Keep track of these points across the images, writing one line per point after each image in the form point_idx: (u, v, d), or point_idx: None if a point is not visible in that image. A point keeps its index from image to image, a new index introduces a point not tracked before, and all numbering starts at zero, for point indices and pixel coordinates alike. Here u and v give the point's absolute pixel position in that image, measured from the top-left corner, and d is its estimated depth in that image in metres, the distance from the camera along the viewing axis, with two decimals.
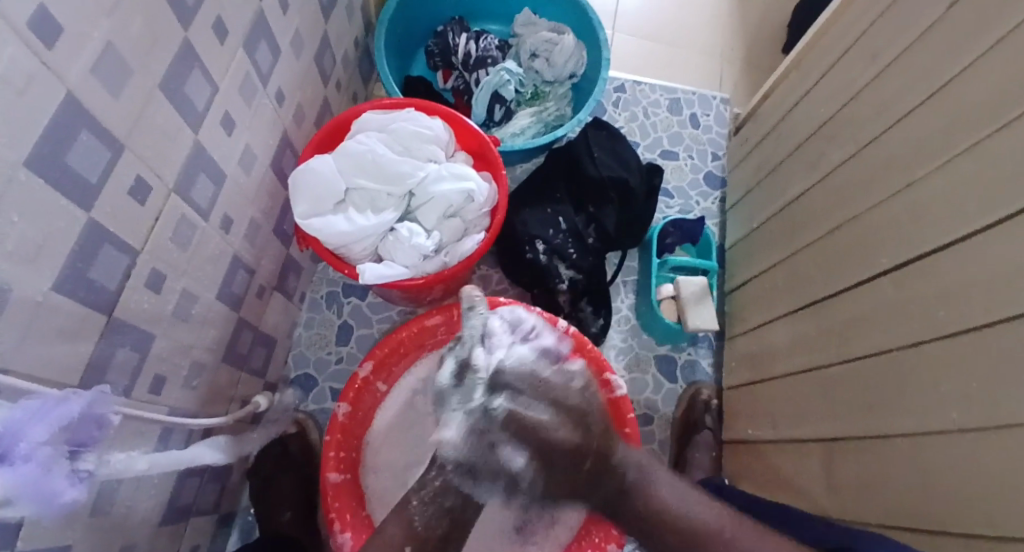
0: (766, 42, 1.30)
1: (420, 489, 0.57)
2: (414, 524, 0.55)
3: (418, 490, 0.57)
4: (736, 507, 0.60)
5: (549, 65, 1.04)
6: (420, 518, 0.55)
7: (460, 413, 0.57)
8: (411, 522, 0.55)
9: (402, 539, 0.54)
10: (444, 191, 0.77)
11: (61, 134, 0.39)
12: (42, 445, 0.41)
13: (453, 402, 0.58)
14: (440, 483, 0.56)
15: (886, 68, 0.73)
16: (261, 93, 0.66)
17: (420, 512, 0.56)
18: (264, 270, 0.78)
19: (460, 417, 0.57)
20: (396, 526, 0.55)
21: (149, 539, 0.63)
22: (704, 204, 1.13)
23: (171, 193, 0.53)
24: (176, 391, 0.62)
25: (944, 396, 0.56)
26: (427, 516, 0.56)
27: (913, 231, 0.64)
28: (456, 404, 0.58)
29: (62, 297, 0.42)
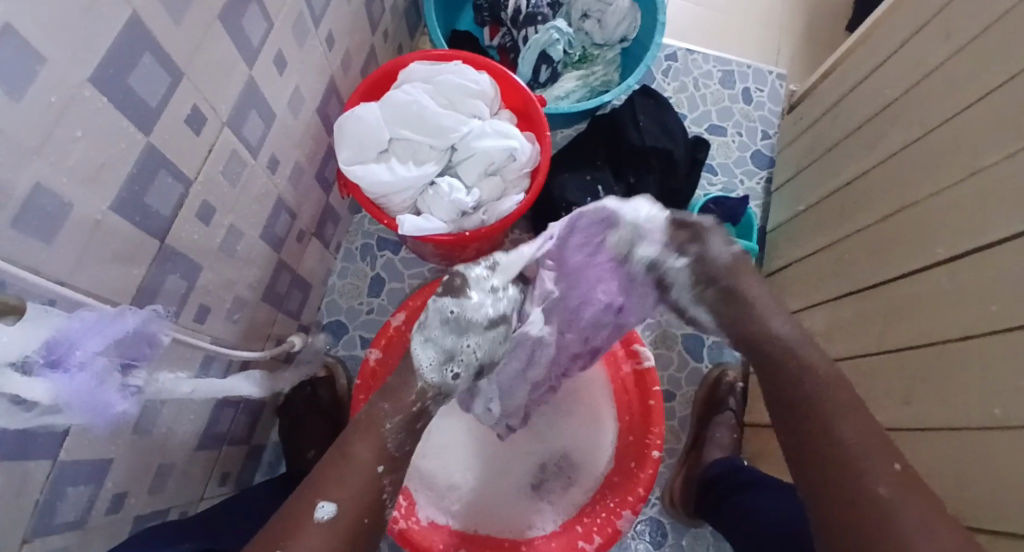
0: (830, 17, 1.24)
1: (397, 413, 0.60)
2: (386, 446, 0.57)
3: (394, 410, 0.60)
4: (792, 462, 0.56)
5: (601, 27, 1.01)
6: (393, 440, 0.58)
7: (474, 346, 0.69)
8: (386, 443, 0.57)
9: (376, 460, 0.56)
10: (487, 148, 0.76)
11: (125, 56, 0.39)
12: (95, 355, 0.44)
13: (472, 336, 0.68)
14: (420, 410, 0.62)
15: (961, 49, 0.69)
16: (312, 36, 0.66)
17: (393, 435, 0.58)
18: (304, 215, 0.79)
19: (473, 349, 0.69)
20: (367, 444, 0.56)
21: (185, 461, 0.66)
22: (748, 183, 1.10)
23: (224, 127, 0.54)
24: (219, 322, 0.64)
25: (991, 391, 0.55)
26: (399, 438, 0.59)
27: (975, 221, 0.61)
28: (476, 338, 0.69)
29: (119, 219, 0.44)
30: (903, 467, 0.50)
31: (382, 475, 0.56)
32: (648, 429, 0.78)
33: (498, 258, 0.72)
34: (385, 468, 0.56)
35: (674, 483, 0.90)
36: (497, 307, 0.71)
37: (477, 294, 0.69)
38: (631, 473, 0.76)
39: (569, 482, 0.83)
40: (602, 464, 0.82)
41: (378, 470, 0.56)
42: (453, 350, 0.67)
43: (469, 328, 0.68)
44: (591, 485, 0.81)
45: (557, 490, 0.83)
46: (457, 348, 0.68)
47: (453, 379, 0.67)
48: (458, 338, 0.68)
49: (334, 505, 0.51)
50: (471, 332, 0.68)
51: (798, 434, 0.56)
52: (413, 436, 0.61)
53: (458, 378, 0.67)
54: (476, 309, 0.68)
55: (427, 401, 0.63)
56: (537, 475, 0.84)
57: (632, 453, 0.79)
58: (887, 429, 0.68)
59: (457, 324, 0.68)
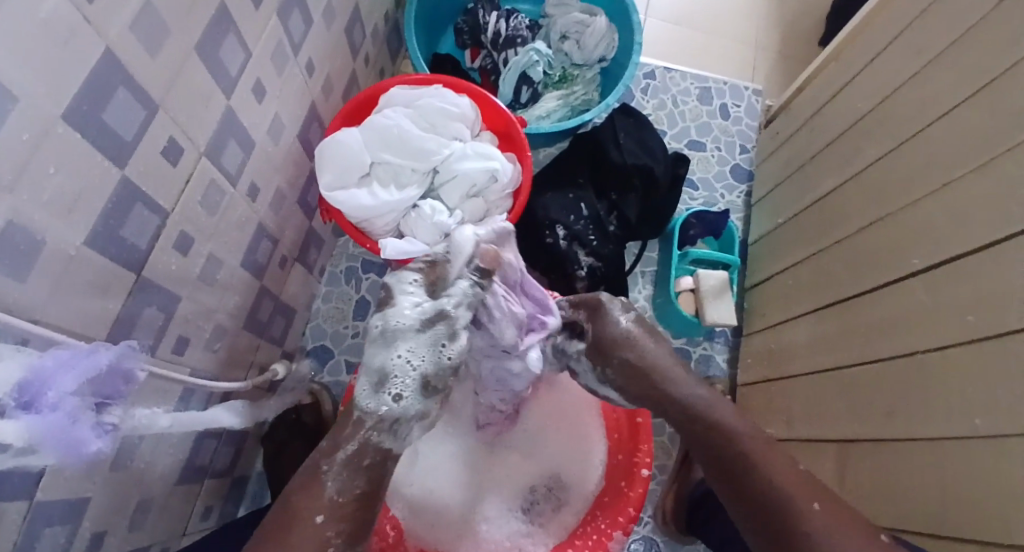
0: (804, 33, 1.27)
1: (337, 449, 0.51)
2: (328, 492, 0.50)
3: (329, 453, 0.51)
4: (736, 520, 0.56)
5: (579, 47, 1.03)
6: (334, 483, 0.50)
7: (407, 357, 0.52)
8: (325, 489, 0.49)
9: (314, 508, 0.48)
10: (468, 169, 0.77)
11: (99, 90, 0.39)
12: (67, 395, 0.41)
13: (402, 345, 0.52)
14: (359, 446, 0.51)
15: (929, 65, 0.71)
16: (292, 63, 0.66)
17: (333, 475, 0.50)
18: (286, 241, 0.78)
19: (404, 361, 0.52)
20: (313, 494, 0.49)
21: (165, 496, 0.64)
22: (729, 197, 1.12)
23: (202, 156, 0.53)
24: (198, 352, 0.63)
25: (972, 399, 0.56)
26: (341, 479, 0.50)
27: (951, 232, 0.62)
28: (407, 346, 0.52)
29: (94, 253, 0.43)
30: (824, 504, 0.51)
31: (324, 525, 0.48)
32: (637, 447, 0.77)
33: (442, 254, 0.58)
34: (326, 517, 0.48)
35: (664, 502, 0.88)
36: (431, 303, 0.54)
37: (408, 294, 0.54)
38: (621, 493, 0.75)
39: (560, 503, 0.82)
40: (591, 484, 0.82)
41: (318, 520, 0.48)
42: (384, 369, 0.52)
43: (395, 334, 0.52)
44: (581, 505, 0.80)
45: (547, 512, 0.82)
46: (387, 366, 0.52)
47: (394, 403, 0.52)
48: (385, 350, 0.52)
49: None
50: (399, 340, 0.52)
51: (734, 493, 0.56)
52: (363, 473, 0.51)
53: (402, 401, 0.52)
54: (401, 312, 0.52)
55: (368, 433, 0.52)
56: (528, 497, 0.83)
57: (621, 473, 0.78)
58: (870, 440, 0.68)
59: (380, 336, 0.52)
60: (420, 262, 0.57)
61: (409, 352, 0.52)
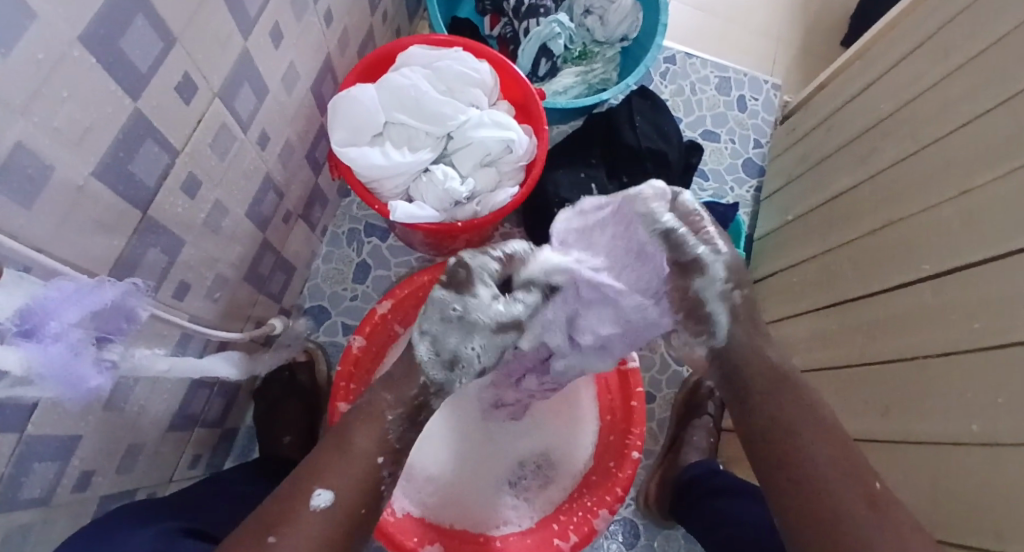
0: (827, 31, 1.25)
1: (396, 405, 0.56)
2: (386, 434, 0.55)
3: (393, 403, 0.56)
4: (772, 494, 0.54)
5: (602, 24, 1.01)
6: (394, 430, 0.55)
7: (478, 351, 0.57)
8: (386, 434, 0.54)
9: (376, 450, 0.53)
10: (483, 138, 0.75)
11: (119, 16, 0.37)
12: (71, 327, 0.41)
13: (476, 339, 0.57)
14: (419, 403, 0.57)
15: (955, 70, 0.70)
16: (311, 11, 0.64)
17: (395, 427, 0.55)
18: (292, 196, 0.77)
19: (475, 352, 0.57)
20: (367, 436, 0.54)
21: (155, 442, 0.64)
22: (739, 191, 1.11)
23: (215, 98, 0.52)
24: (198, 300, 0.62)
25: (969, 407, 0.56)
26: (399, 429, 0.56)
27: (962, 241, 0.62)
28: (481, 342, 0.57)
29: (102, 187, 0.42)
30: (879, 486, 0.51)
31: (382, 465, 0.54)
32: (628, 429, 0.78)
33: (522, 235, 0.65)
34: (385, 459, 0.54)
35: (649, 486, 0.90)
36: (508, 308, 0.58)
37: (490, 288, 0.57)
38: (609, 473, 0.76)
39: (547, 481, 0.83)
40: (580, 463, 0.83)
41: (377, 459, 0.53)
42: (455, 353, 0.57)
43: (472, 328, 0.56)
44: (569, 483, 0.81)
45: (534, 488, 0.82)
46: (457, 349, 0.57)
47: (457, 381, 0.59)
48: (461, 338, 0.57)
49: (331, 494, 0.49)
50: (474, 334, 0.56)
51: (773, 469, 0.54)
52: (416, 428, 0.57)
53: (462, 380, 0.59)
54: (483, 305, 0.56)
55: (428, 396, 0.58)
56: (517, 471, 0.83)
57: (611, 453, 0.80)
58: (864, 441, 0.69)
59: (457, 321, 0.56)
60: (500, 250, 0.59)
61: (478, 347, 0.57)
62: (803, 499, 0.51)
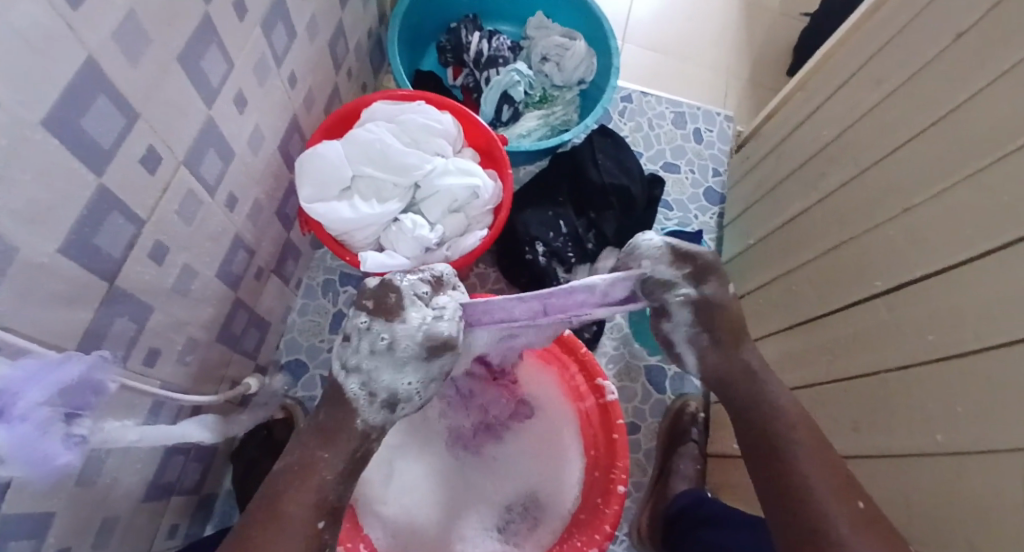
0: (773, 63, 1.32)
1: (333, 454, 0.53)
2: (326, 497, 0.51)
3: (331, 459, 0.53)
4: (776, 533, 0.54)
5: (559, 69, 1.05)
6: (334, 491, 0.52)
7: (413, 384, 0.55)
8: (323, 495, 0.51)
9: (314, 515, 0.50)
10: (450, 185, 0.78)
11: (79, 97, 0.39)
12: (37, 406, 0.41)
13: (409, 372, 0.54)
14: (357, 455, 0.54)
15: (888, 96, 0.75)
16: (274, 76, 0.66)
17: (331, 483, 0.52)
18: (263, 252, 0.78)
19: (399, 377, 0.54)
20: (309, 494, 0.51)
21: (129, 514, 0.62)
22: (703, 218, 1.15)
23: (180, 166, 0.53)
24: (169, 365, 0.62)
25: (932, 416, 0.58)
26: (338, 490, 0.52)
27: (909, 255, 0.65)
28: (412, 372, 0.54)
29: (67, 261, 0.42)
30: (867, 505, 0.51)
31: (324, 529, 0.50)
32: (613, 463, 0.77)
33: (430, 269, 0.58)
34: (325, 522, 0.51)
35: (641, 518, 0.89)
36: (431, 335, 0.52)
37: (415, 309, 0.53)
38: (597, 510, 0.75)
39: (536, 523, 0.82)
40: (568, 503, 0.82)
41: (319, 525, 0.50)
42: (392, 387, 0.54)
43: (405, 360, 0.53)
44: (558, 525, 0.80)
45: (523, 532, 0.82)
46: (389, 382, 0.54)
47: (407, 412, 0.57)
48: (394, 372, 0.53)
49: None
50: (404, 365, 0.53)
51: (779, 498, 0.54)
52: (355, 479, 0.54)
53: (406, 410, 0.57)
54: (414, 329, 0.53)
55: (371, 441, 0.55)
56: (504, 516, 0.83)
57: (597, 490, 0.78)
58: (838, 457, 0.71)
59: (388, 350, 0.53)
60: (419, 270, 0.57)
61: (408, 378, 0.54)
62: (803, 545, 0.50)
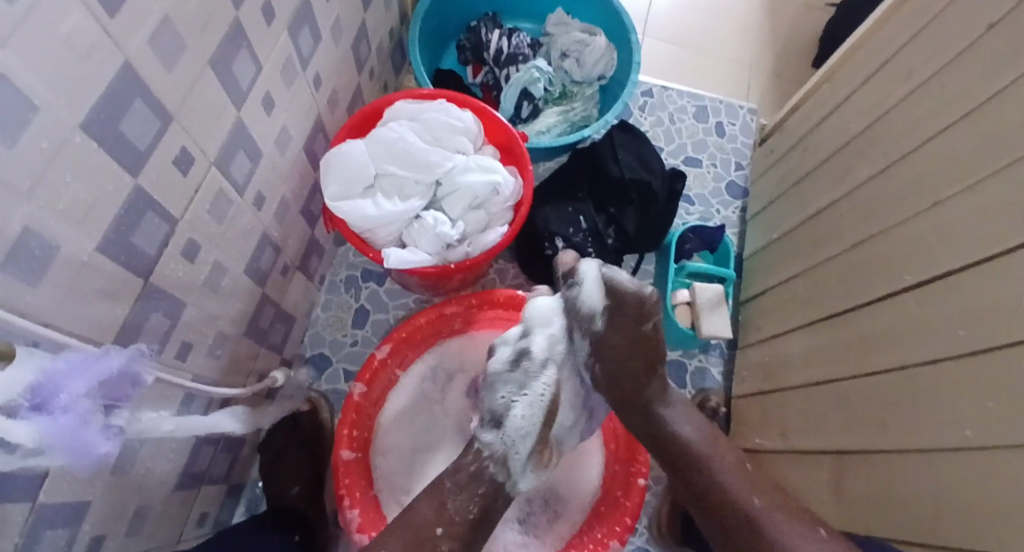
0: (798, 55, 1.30)
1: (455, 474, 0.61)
2: (446, 506, 0.58)
3: (452, 473, 0.62)
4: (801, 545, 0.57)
5: (579, 65, 1.05)
6: (455, 503, 0.58)
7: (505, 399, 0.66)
8: (445, 504, 0.58)
9: (435, 521, 0.57)
10: (471, 182, 0.79)
11: (116, 101, 0.40)
12: (78, 398, 0.43)
13: (497, 390, 0.68)
14: (477, 468, 0.61)
15: (917, 89, 0.74)
16: (300, 77, 0.67)
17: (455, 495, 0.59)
18: (289, 249, 0.79)
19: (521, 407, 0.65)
20: (428, 503, 0.58)
21: (163, 502, 0.64)
22: (725, 212, 1.14)
23: (211, 166, 0.55)
24: (201, 358, 0.64)
25: (961, 413, 0.57)
26: (458, 502, 0.59)
27: (938, 250, 0.64)
28: (505, 389, 0.67)
29: (105, 258, 0.44)
30: None
31: (441, 536, 0.56)
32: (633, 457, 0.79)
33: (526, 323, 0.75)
34: (443, 527, 0.57)
35: (660, 513, 0.89)
36: (513, 350, 0.72)
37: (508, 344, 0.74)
38: (617, 502, 0.77)
39: (556, 516, 0.83)
40: (588, 495, 0.83)
41: (437, 531, 0.56)
42: (493, 409, 0.66)
43: (496, 386, 0.69)
44: (578, 518, 0.82)
45: (543, 523, 0.83)
46: (491, 403, 0.67)
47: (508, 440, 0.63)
48: (491, 396, 0.68)
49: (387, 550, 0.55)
50: (497, 387, 0.68)
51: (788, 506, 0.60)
52: (475, 499, 0.60)
53: (513, 441, 0.63)
54: (501, 357, 0.72)
55: (489, 463, 0.62)
56: (524, 508, 0.84)
57: (617, 483, 0.79)
58: (861, 452, 0.70)
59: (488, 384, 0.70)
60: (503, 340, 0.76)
61: (502, 394, 0.67)
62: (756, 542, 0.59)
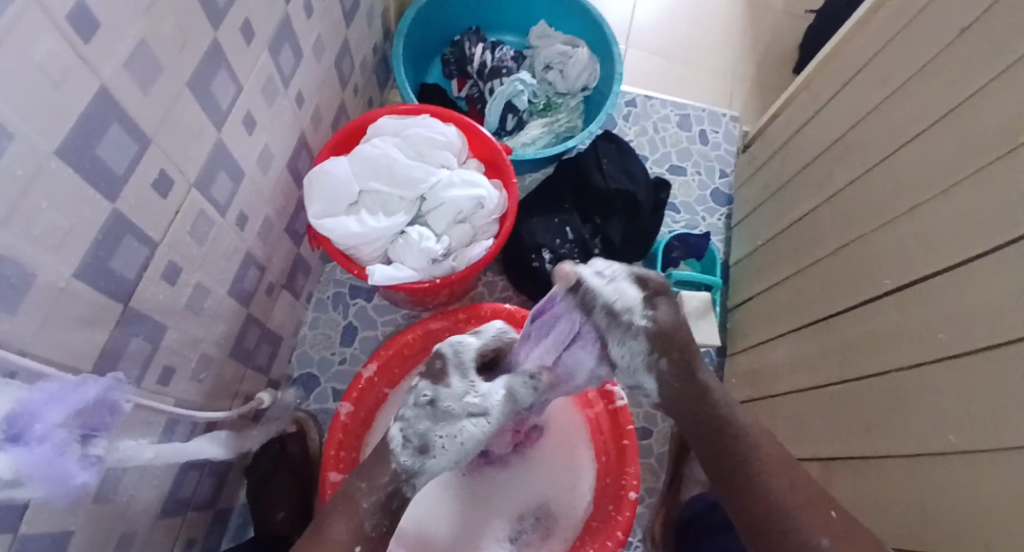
0: (779, 63, 1.31)
1: (371, 490, 0.58)
2: (361, 524, 0.56)
3: (367, 491, 0.57)
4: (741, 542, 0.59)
5: (562, 77, 1.06)
6: (370, 519, 0.56)
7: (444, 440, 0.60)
8: (361, 523, 0.56)
9: (349, 541, 0.54)
10: (455, 197, 0.79)
11: (93, 126, 0.40)
12: (55, 427, 0.42)
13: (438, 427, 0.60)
14: (390, 490, 0.58)
15: (894, 94, 0.75)
16: (282, 96, 0.67)
17: (370, 513, 0.56)
18: (274, 268, 0.79)
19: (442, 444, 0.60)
20: (343, 524, 0.55)
21: (148, 529, 0.63)
22: (710, 220, 1.14)
23: (191, 188, 0.54)
24: (183, 382, 0.63)
25: (946, 415, 0.57)
26: (375, 518, 0.57)
27: (918, 254, 0.65)
28: (445, 431, 0.60)
29: (83, 285, 0.44)
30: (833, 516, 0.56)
31: (356, 548, 0.55)
32: (623, 469, 0.78)
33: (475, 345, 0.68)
34: (360, 548, 0.55)
35: (654, 525, 0.89)
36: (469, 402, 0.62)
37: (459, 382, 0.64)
38: (609, 517, 0.76)
39: (548, 532, 0.83)
40: (580, 510, 0.83)
41: (352, 550, 0.54)
42: (427, 438, 0.60)
43: (437, 417, 0.61)
44: (570, 533, 0.82)
45: (535, 540, 0.82)
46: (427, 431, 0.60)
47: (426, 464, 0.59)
48: (431, 424, 0.60)
49: None
50: (430, 427, 0.60)
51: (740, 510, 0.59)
52: (390, 515, 0.58)
53: (434, 465, 0.60)
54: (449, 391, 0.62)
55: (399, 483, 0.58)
56: (516, 526, 0.83)
57: (609, 496, 0.79)
58: (850, 458, 0.70)
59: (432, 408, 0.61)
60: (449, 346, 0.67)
61: (441, 441, 0.60)
62: (764, 522, 0.57)
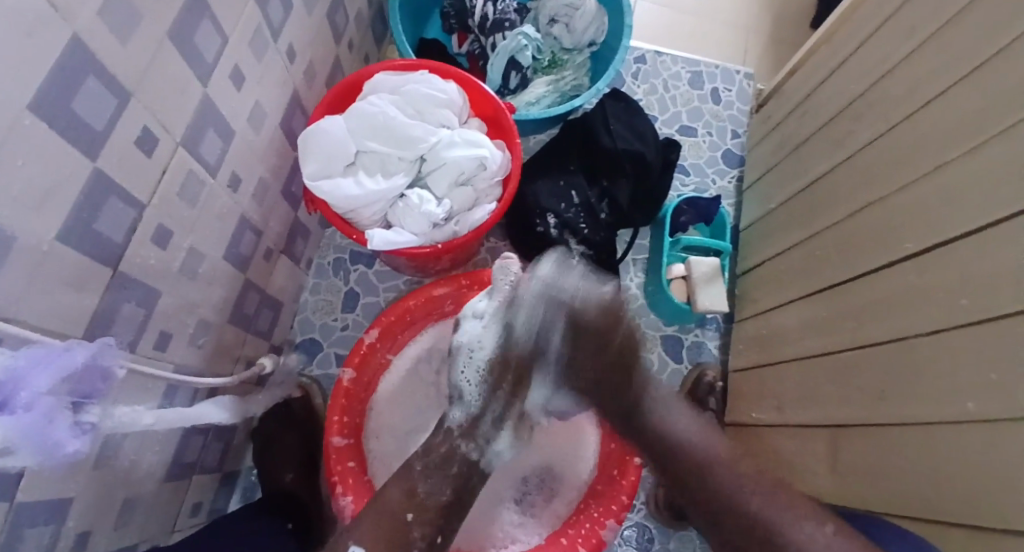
0: (796, 16, 1.25)
1: (428, 455, 0.67)
2: (415, 487, 0.63)
3: (420, 457, 0.67)
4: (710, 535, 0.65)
5: (569, 31, 1.01)
6: (423, 485, 0.64)
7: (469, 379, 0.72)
8: (416, 487, 0.63)
9: (403, 508, 0.62)
10: (456, 157, 0.76)
11: (68, 79, 0.37)
12: (43, 394, 0.40)
13: (465, 369, 0.73)
14: (447, 451, 0.68)
15: (921, 46, 0.70)
16: (272, 49, 0.64)
17: (423, 479, 0.64)
18: (271, 232, 0.77)
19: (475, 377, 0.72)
20: (397, 493, 0.63)
21: (152, 494, 0.63)
22: (721, 182, 1.11)
23: (179, 148, 0.52)
24: (182, 348, 0.62)
25: (962, 384, 0.55)
26: (428, 483, 0.64)
27: (939, 218, 0.62)
28: (468, 371, 0.72)
29: (67, 248, 0.42)
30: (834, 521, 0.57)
31: (411, 522, 0.61)
32: None
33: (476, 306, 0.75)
34: (412, 515, 0.61)
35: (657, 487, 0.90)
36: (476, 333, 0.73)
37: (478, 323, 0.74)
38: (613, 481, 0.76)
39: (552, 493, 0.83)
40: (585, 473, 0.83)
41: (407, 517, 0.61)
42: (461, 385, 0.73)
43: (473, 360, 0.72)
44: (574, 495, 0.82)
45: (540, 503, 0.83)
46: (462, 373, 0.73)
47: (465, 387, 0.72)
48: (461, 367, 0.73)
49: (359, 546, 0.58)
50: (457, 370, 0.74)
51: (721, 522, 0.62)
52: (449, 483, 0.65)
53: (469, 386, 0.72)
54: (474, 327, 0.74)
55: (458, 445, 0.68)
56: (519, 487, 0.84)
57: (613, 461, 0.78)
58: (858, 425, 0.69)
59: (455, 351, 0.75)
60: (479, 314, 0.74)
61: (469, 374, 0.72)
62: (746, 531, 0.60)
